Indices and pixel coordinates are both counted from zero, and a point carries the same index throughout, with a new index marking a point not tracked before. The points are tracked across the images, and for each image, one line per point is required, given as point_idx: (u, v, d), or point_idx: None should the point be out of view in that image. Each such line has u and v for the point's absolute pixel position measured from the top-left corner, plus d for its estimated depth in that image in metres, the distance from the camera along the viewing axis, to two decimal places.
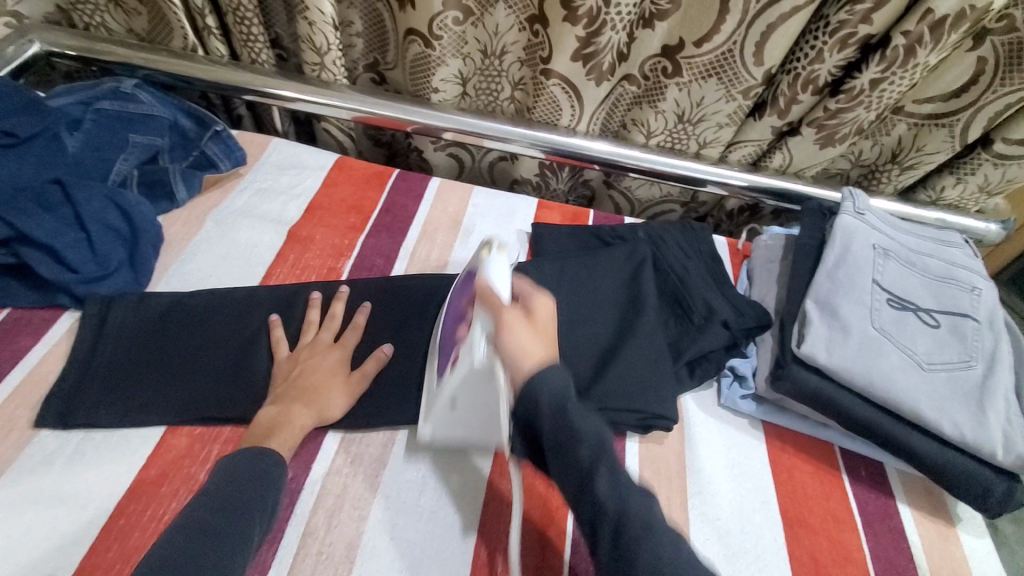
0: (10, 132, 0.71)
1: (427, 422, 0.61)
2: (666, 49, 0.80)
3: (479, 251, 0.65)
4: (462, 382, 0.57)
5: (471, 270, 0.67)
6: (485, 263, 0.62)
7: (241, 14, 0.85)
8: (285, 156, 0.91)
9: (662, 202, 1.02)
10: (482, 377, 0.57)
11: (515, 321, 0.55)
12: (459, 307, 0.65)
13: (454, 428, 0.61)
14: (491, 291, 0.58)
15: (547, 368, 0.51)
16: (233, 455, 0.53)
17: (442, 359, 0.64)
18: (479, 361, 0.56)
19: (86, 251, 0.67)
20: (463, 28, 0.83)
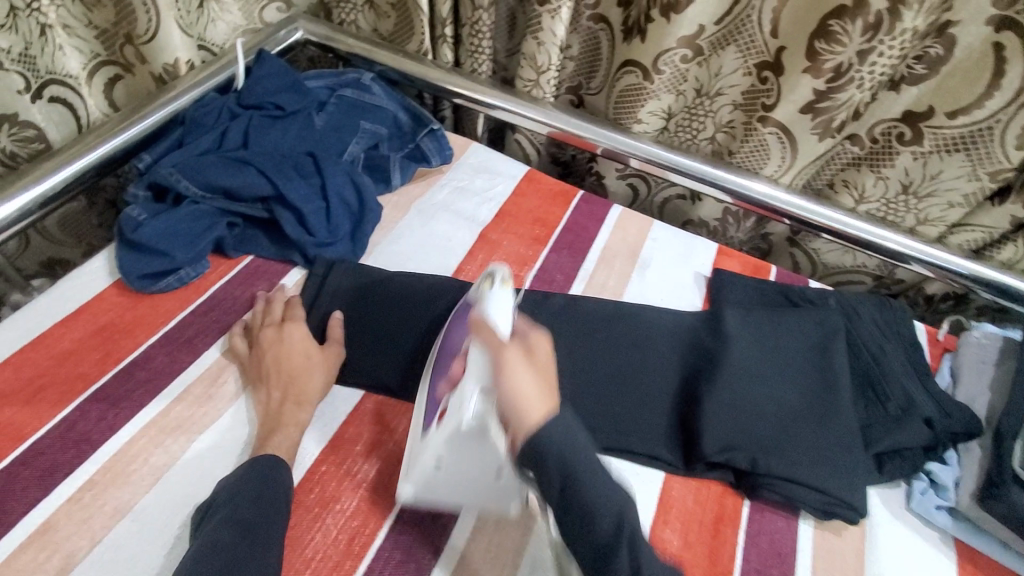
0: (280, 106, 0.85)
1: (409, 481, 0.54)
2: (908, 115, 0.74)
3: (481, 285, 0.62)
4: (453, 441, 0.50)
5: (467, 310, 0.63)
6: (486, 301, 0.60)
7: (477, 28, 0.92)
8: (483, 159, 0.96)
9: (852, 271, 0.95)
10: (472, 437, 0.49)
11: (514, 357, 0.50)
12: (452, 352, 0.61)
13: (438, 491, 0.55)
14: (486, 328, 0.53)
15: (551, 419, 0.44)
16: (255, 468, 0.53)
17: (426, 416, 0.58)
18: (469, 420, 0.49)
19: (323, 218, 0.76)
20: (688, 66, 0.83)
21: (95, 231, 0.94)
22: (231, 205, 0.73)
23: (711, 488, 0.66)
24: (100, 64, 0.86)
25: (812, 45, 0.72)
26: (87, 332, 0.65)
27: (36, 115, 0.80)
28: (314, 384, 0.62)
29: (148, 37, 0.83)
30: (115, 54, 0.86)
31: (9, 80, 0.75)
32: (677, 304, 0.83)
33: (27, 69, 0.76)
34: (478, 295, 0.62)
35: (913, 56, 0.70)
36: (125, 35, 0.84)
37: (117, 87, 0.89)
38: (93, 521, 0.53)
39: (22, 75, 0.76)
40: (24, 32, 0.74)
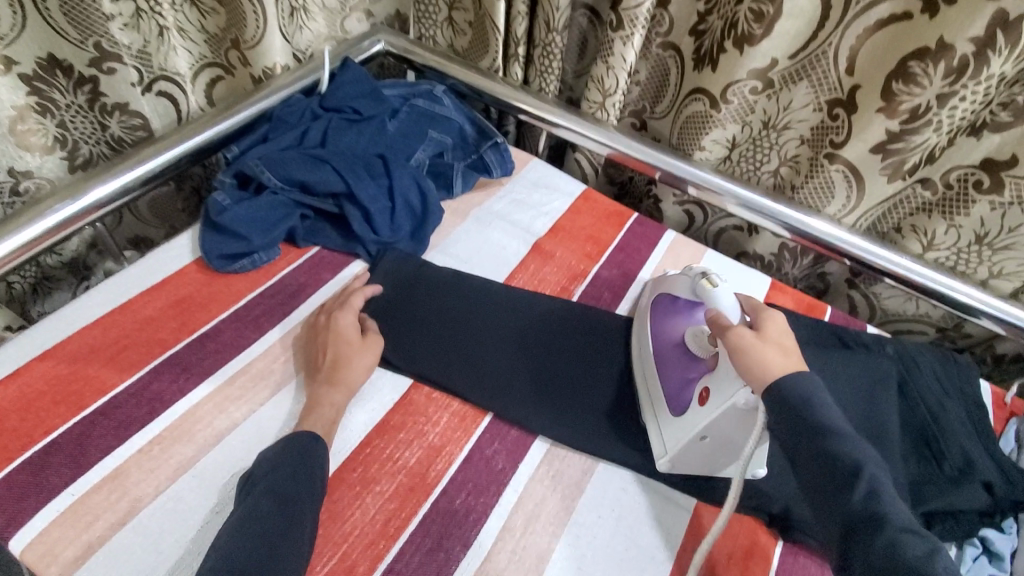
0: (357, 111, 0.91)
1: (670, 459, 0.61)
2: (989, 162, 0.71)
3: (700, 283, 0.64)
4: (719, 421, 0.58)
5: (686, 301, 0.68)
6: (712, 296, 0.62)
7: (549, 50, 0.96)
8: (541, 174, 0.99)
9: (913, 321, 0.91)
10: (743, 415, 0.56)
11: (747, 336, 0.56)
12: (671, 341, 0.68)
13: (698, 467, 0.62)
14: (722, 318, 0.60)
15: (796, 377, 0.51)
16: (298, 445, 0.56)
17: (656, 376, 0.67)
18: (743, 401, 0.56)
19: (388, 218, 0.80)
20: (757, 98, 0.83)
21: (179, 214, 1.01)
22: (305, 198, 0.78)
23: (742, 523, 0.64)
24: (205, 65, 0.93)
25: (890, 85, 0.71)
26: (167, 302, 0.71)
27: (144, 105, 0.86)
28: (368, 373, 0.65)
29: (253, 43, 0.89)
30: (219, 56, 0.93)
31: (126, 72, 0.81)
32: None
33: (142, 64, 0.84)
34: (699, 291, 0.64)
35: (998, 103, 0.67)
36: (232, 40, 0.90)
37: (217, 86, 0.96)
38: (159, 472, 0.58)
39: (137, 69, 0.83)
40: (145, 32, 0.81)
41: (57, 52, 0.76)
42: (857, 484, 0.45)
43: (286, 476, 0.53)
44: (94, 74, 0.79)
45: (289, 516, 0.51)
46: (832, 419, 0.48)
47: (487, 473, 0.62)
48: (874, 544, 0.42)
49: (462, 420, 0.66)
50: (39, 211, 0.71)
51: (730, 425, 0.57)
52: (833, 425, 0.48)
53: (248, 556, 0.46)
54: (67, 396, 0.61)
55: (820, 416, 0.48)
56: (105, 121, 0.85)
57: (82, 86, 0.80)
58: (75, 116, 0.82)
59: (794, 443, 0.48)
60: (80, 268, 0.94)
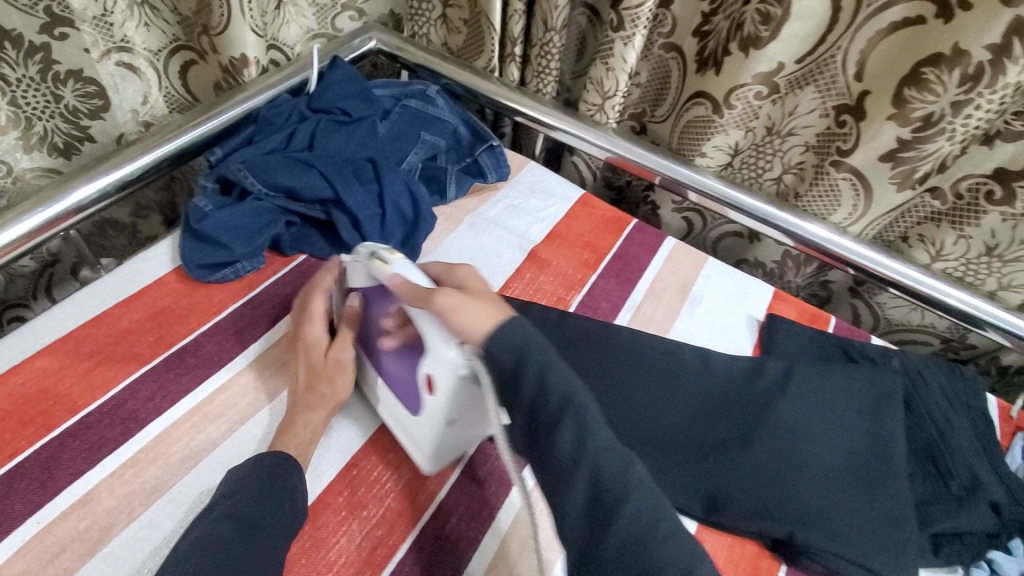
0: (346, 112, 0.88)
1: (431, 458, 0.57)
2: (1001, 173, 0.69)
3: (375, 265, 0.57)
4: (448, 400, 0.53)
5: (376, 289, 0.60)
6: (390, 269, 0.56)
7: (546, 49, 0.92)
8: (538, 178, 0.96)
9: (917, 331, 0.89)
10: (464, 386, 0.51)
11: (449, 297, 0.49)
12: (375, 330, 0.61)
13: (448, 448, 0.58)
14: (408, 288, 0.53)
15: (506, 327, 0.47)
16: (271, 467, 0.52)
17: (397, 386, 0.58)
18: (464, 370, 0.50)
19: (378, 225, 0.76)
20: (761, 103, 0.80)
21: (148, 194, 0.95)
22: (291, 204, 0.75)
23: (746, 548, 0.62)
24: (177, 48, 0.91)
25: (901, 91, 0.68)
26: (144, 314, 0.68)
27: (102, 75, 0.83)
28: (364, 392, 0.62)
29: (220, 30, 0.85)
30: (192, 40, 0.91)
31: (80, 38, 0.77)
32: (727, 346, 0.79)
33: (103, 35, 0.81)
34: (375, 273, 0.58)
35: (1012, 112, 0.65)
36: (202, 24, 0.87)
37: (189, 71, 0.94)
38: (133, 496, 0.55)
39: (95, 37, 0.80)
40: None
41: (7, 22, 0.71)
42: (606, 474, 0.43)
43: (258, 501, 0.50)
44: (45, 41, 0.75)
45: (261, 545, 0.47)
46: (579, 406, 0.44)
47: (480, 495, 0.59)
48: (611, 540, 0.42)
49: None
50: (9, 217, 0.67)
51: (465, 404, 0.54)
52: (572, 405, 0.44)
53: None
54: (36, 416, 0.58)
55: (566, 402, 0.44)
56: (59, 92, 0.80)
57: (34, 56, 0.75)
58: (26, 90, 0.77)
59: (531, 428, 0.45)
60: (45, 256, 0.87)
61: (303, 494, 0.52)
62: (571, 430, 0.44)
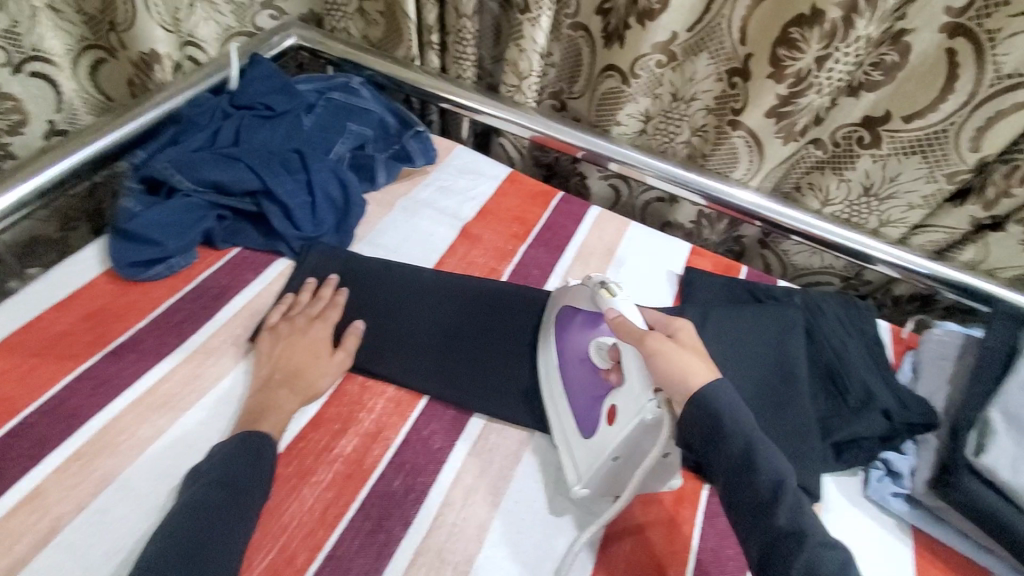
0: (270, 107, 0.90)
1: (586, 481, 0.59)
2: (868, 119, 0.78)
3: (598, 294, 0.62)
4: (629, 437, 0.55)
5: (586, 315, 0.67)
6: (611, 303, 0.60)
7: (461, 36, 0.96)
8: (466, 161, 1.00)
9: (819, 272, 0.98)
10: (648, 429, 0.54)
11: (660, 344, 0.54)
12: (577, 354, 0.67)
13: (605, 482, 0.59)
14: (624, 323, 0.57)
15: (716, 389, 0.50)
16: (245, 437, 0.56)
17: (572, 401, 0.64)
18: (650, 416, 0.53)
19: (309, 212, 0.79)
20: (662, 71, 0.87)
21: None
22: (221, 198, 0.76)
23: None
24: (86, 47, 0.92)
25: (776, 52, 0.76)
26: (79, 316, 0.68)
27: (16, 87, 0.85)
28: (307, 370, 0.65)
29: (128, 25, 0.88)
30: (100, 39, 0.92)
31: None
32: (649, 299, 0.86)
33: (11, 45, 0.82)
34: (599, 303, 0.62)
35: (869, 63, 0.73)
36: (110, 22, 0.89)
37: (100, 71, 0.95)
38: (81, 487, 0.56)
39: (6, 49, 0.82)
40: (13, 11, 0.80)
41: None
42: (783, 518, 0.45)
43: (231, 467, 0.54)
44: None
45: (233, 506, 0.51)
46: (759, 451, 0.47)
47: (426, 452, 0.63)
48: (795, 561, 0.43)
49: (397, 406, 0.66)
50: None
51: (636, 443, 0.55)
52: (726, 419, 0.48)
53: (189, 544, 0.47)
54: None
55: (747, 443, 0.48)
56: None
57: None
58: None
59: (730, 482, 0.47)
60: None
61: (263, 462, 0.56)
62: (744, 463, 0.47)
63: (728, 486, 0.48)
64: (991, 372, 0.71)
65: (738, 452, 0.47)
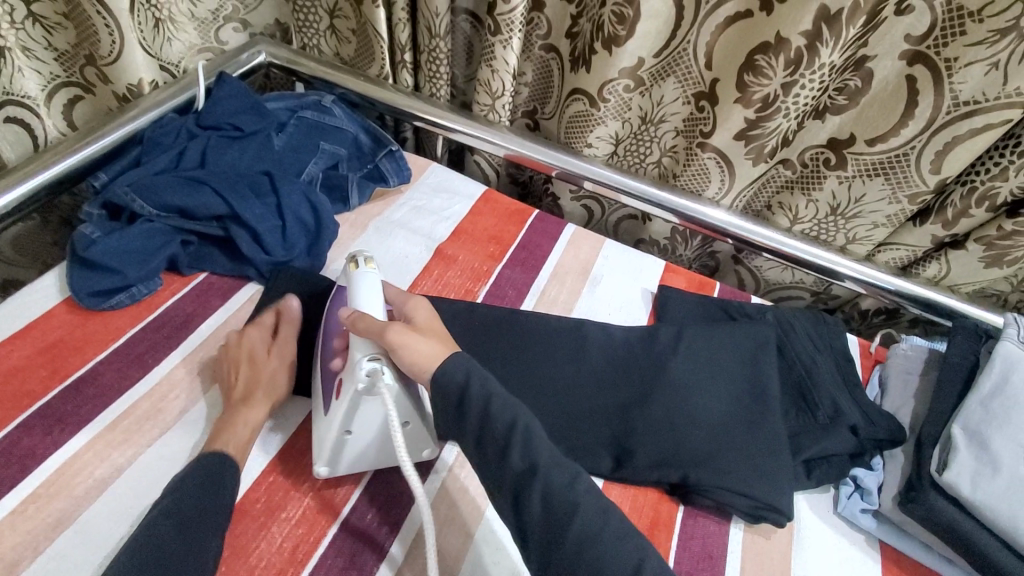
0: (238, 126, 0.88)
1: (323, 459, 0.58)
2: (833, 141, 0.80)
3: (347, 271, 0.65)
4: (360, 409, 0.56)
5: (343, 293, 0.66)
6: (357, 281, 0.63)
7: (435, 55, 0.96)
8: (441, 179, 1.00)
9: (790, 288, 1.00)
10: (361, 394, 0.55)
11: (400, 329, 0.55)
12: (325, 338, 0.65)
13: (349, 461, 0.59)
14: (366, 316, 0.58)
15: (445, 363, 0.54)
16: (208, 463, 0.54)
17: (323, 392, 0.61)
18: (364, 381, 0.55)
19: (279, 236, 0.77)
20: (631, 95, 0.88)
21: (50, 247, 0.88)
22: (187, 223, 0.74)
23: (649, 495, 0.69)
24: (60, 85, 0.90)
25: (742, 78, 0.77)
26: (34, 349, 0.65)
27: None
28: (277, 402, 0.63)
29: (111, 59, 0.85)
30: (73, 74, 0.89)
31: None
32: (624, 318, 0.87)
33: None
34: (348, 281, 0.64)
35: (834, 88, 0.75)
36: (85, 56, 0.87)
37: (77, 106, 0.93)
38: (36, 532, 0.53)
39: None
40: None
41: None
42: (555, 481, 0.49)
43: (195, 496, 0.51)
44: None
45: (194, 536, 0.48)
46: (533, 428, 0.51)
47: (401, 483, 0.62)
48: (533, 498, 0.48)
49: None
50: None
51: (374, 415, 0.57)
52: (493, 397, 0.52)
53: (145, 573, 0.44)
54: None
55: (522, 424, 0.51)
56: None
57: None
58: None
59: (484, 456, 0.51)
60: None
61: (227, 491, 0.53)
62: (523, 444, 0.50)
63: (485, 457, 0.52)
64: (953, 388, 0.73)
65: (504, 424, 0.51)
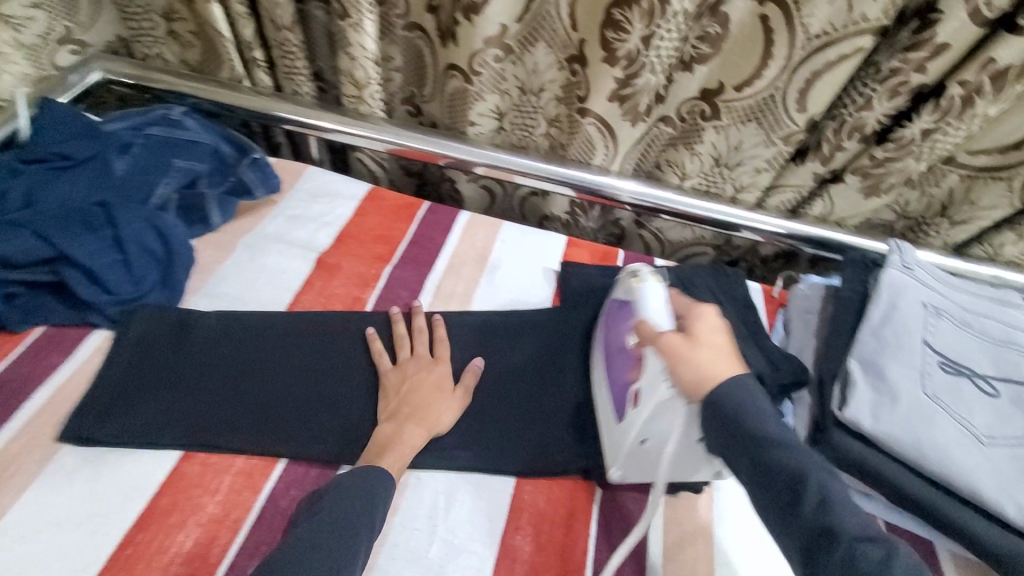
0: (65, 155, 0.77)
1: (618, 463, 0.62)
2: (705, 92, 0.78)
3: (629, 284, 0.67)
4: (651, 420, 0.58)
5: (620, 310, 0.68)
6: (640, 292, 0.65)
7: (286, 49, 0.88)
8: (319, 183, 0.92)
9: (693, 245, 0.99)
10: (669, 406, 0.57)
11: (675, 340, 0.58)
12: (618, 345, 0.66)
13: (643, 467, 0.61)
14: (646, 324, 0.62)
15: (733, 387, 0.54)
16: (360, 471, 0.56)
17: (618, 405, 0.64)
18: (665, 393, 0.57)
19: (122, 270, 0.69)
20: (502, 65, 0.83)
21: None
22: (9, 274, 0.65)
23: (563, 484, 0.65)
24: None
25: (605, 35, 0.74)
26: None
27: None
28: None
29: None
30: None
31: None
32: (528, 301, 0.83)
33: None
34: (628, 290, 0.66)
35: (696, 37, 0.73)
36: None
37: None
38: None
39: None
40: None
41: None
42: (864, 554, 0.42)
43: (351, 502, 0.52)
44: None
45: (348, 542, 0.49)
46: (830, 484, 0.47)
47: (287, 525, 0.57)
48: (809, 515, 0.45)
49: (247, 479, 0.59)
50: None
51: (676, 425, 0.58)
52: (770, 442, 0.50)
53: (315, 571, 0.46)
54: None
55: (818, 482, 0.47)
56: None
57: None
58: None
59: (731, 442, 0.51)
60: None
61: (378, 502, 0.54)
62: (821, 504, 0.46)
63: (778, 512, 0.48)
64: (848, 320, 0.73)
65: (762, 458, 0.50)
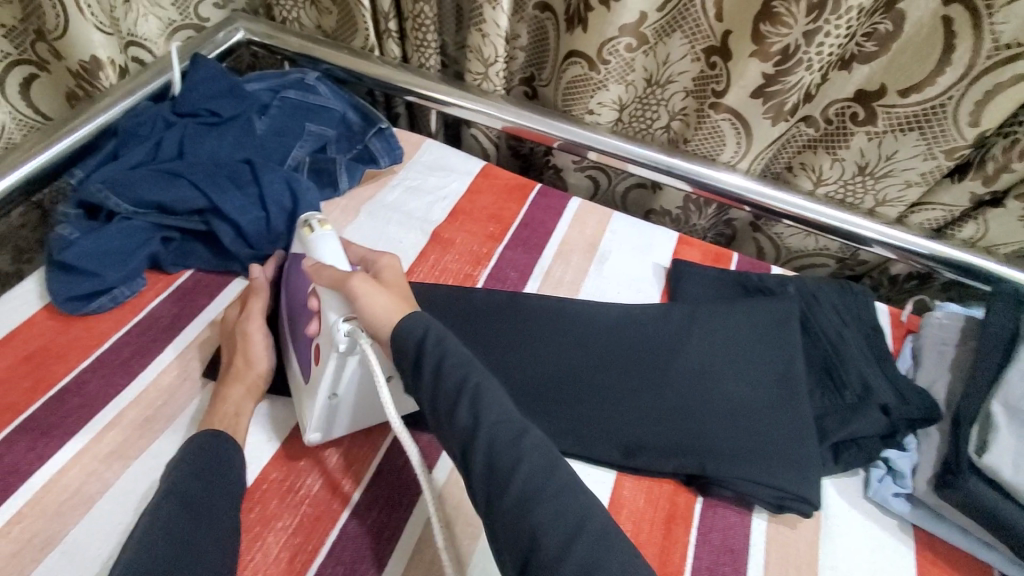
0: (215, 112, 0.83)
1: (314, 425, 0.58)
2: (861, 94, 0.72)
3: (301, 233, 0.62)
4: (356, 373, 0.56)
5: (298, 263, 0.64)
6: (315, 240, 0.61)
7: (420, 21, 0.89)
8: (435, 157, 0.94)
9: (813, 255, 0.94)
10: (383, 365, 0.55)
11: (363, 284, 0.54)
12: (299, 298, 0.64)
13: (357, 422, 0.60)
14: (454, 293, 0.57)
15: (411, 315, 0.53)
16: (215, 443, 0.55)
17: (301, 360, 0.61)
18: (344, 344, 0.54)
19: (262, 227, 0.73)
20: (633, 55, 0.81)
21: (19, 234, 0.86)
22: (165, 218, 0.70)
23: (663, 486, 0.65)
24: (14, 64, 0.86)
25: (758, 28, 0.70)
26: (16, 359, 0.63)
27: None
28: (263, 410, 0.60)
29: (59, 33, 0.80)
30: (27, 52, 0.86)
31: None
32: (634, 297, 0.81)
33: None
34: (303, 241, 0.62)
35: (862, 34, 0.68)
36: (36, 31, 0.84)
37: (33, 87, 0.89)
38: (24, 554, 0.52)
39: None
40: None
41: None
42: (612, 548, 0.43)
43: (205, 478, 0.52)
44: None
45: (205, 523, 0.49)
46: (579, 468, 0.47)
47: (401, 483, 0.60)
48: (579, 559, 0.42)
49: (368, 435, 0.63)
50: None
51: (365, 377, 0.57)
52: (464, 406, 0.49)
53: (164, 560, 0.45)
54: None
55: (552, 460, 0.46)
56: None
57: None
58: None
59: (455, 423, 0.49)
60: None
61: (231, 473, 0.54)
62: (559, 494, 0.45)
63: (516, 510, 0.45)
64: (996, 359, 0.67)
65: (465, 427, 0.48)
